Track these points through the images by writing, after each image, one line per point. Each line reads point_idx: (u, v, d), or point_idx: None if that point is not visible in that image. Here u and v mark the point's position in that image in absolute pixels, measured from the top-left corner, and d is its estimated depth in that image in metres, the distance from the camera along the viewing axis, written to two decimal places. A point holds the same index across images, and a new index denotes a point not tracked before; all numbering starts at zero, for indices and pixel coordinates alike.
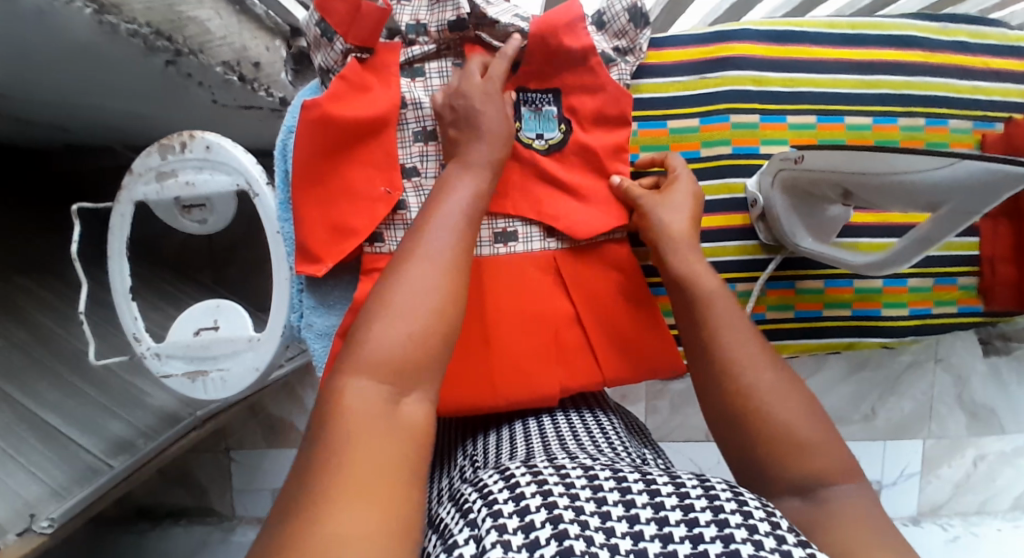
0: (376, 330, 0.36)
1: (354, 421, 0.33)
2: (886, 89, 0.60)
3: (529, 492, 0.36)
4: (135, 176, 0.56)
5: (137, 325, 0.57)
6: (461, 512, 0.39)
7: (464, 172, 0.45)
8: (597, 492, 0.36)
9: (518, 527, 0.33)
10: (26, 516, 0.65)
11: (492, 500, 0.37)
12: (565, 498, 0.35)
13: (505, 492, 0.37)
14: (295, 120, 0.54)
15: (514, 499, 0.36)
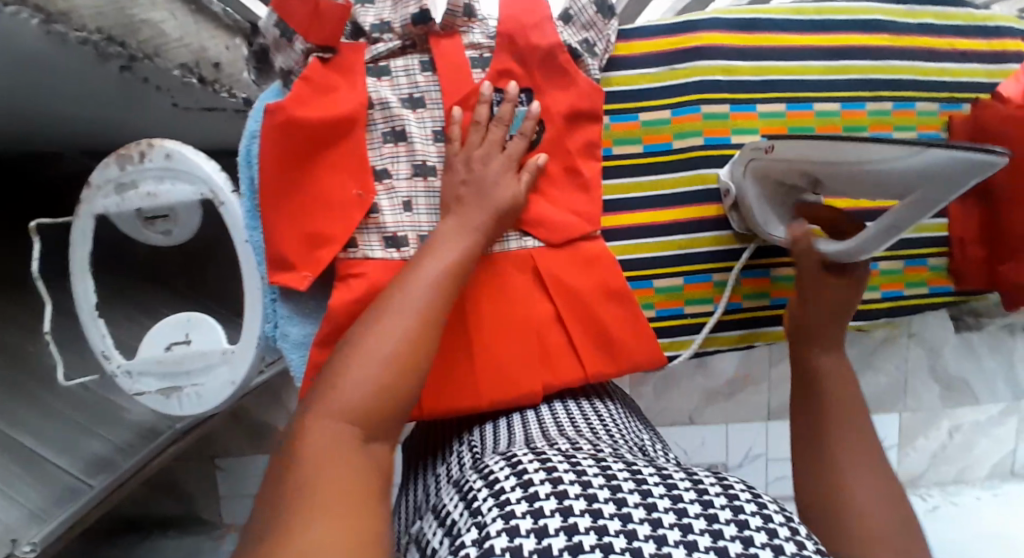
0: (354, 369, 0.39)
1: (331, 452, 0.36)
2: (854, 75, 0.61)
3: (537, 481, 0.39)
4: (94, 189, 0.54)
5: (106, 343, 0.56)
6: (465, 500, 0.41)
7: (450, 217, 0.47)
8: (610, 482, 0.38)
9: (525, 513, 0.35)
10: (6, 541, 0.62)
11: (501, 490, 0.39)
12: (573, 487, 0.38)
13: (513, 481, 0.39)
14: (257, 124, 0.52)
15: (523, 487, 0.38)
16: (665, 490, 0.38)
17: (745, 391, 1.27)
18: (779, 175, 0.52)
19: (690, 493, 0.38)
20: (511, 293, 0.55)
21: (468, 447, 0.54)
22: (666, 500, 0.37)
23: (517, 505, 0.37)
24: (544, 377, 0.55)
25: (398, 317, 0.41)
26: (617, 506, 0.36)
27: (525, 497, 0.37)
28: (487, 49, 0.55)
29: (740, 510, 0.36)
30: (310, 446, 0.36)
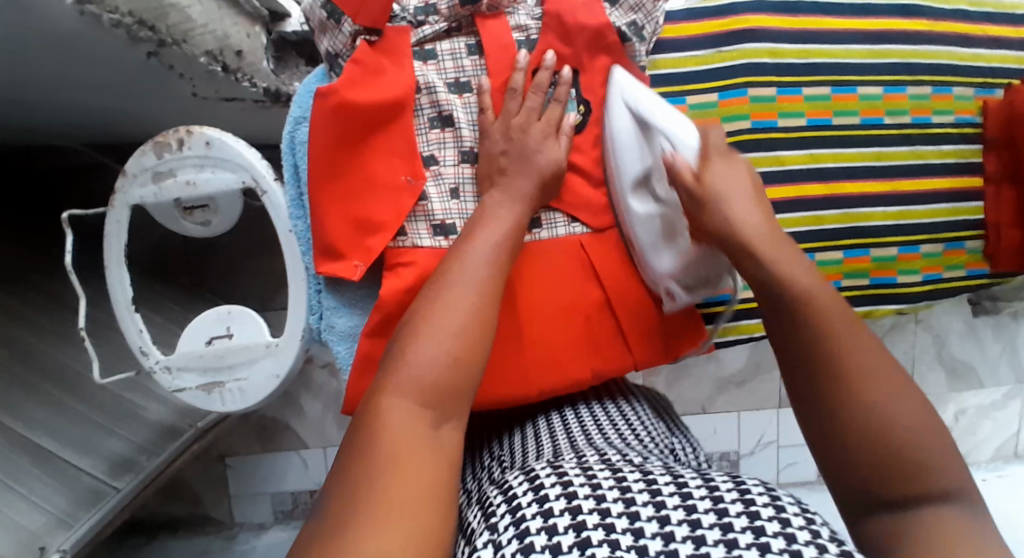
0: (421, 348, 0.37)
1: (390, 439, 0.33)
2: (895, 59, 0.60)
3: (553, 494, 0.37)
4: (129, 177, 0.52)
5: (143, 338, 0.54)
6: (484, 517, 0.40)
7: (504, 202, 0.46)
8: (626, 493, 0.37)
9: (540, 530, 0.34)
10: (34, 549, 0.59)
11: (517, 506, 0.38)
12: (590, 501, 0.36)
13: (529, 496, 0.38)
14: (303, 109, 0.50)
15: (539, 501, 0.37)
16: (680, 499, 0.36)
17: (756, 380, 1.28)
18: (662, 235, 0.52)
19: (707, 500, 0.35)
20: (558, 279, 0.54)
21: (497, 461, 0.52)
22: (680, 510, 0.34)
23: (534, 522, 0.35)
24: (592, 366, 0.54)
25: (458, 306, 0.39)
26: (629, 521, 0.34)
27: (540, 512, 0.36)
28: (534, 30, 0.53)
29: (756, 515, 0.33)
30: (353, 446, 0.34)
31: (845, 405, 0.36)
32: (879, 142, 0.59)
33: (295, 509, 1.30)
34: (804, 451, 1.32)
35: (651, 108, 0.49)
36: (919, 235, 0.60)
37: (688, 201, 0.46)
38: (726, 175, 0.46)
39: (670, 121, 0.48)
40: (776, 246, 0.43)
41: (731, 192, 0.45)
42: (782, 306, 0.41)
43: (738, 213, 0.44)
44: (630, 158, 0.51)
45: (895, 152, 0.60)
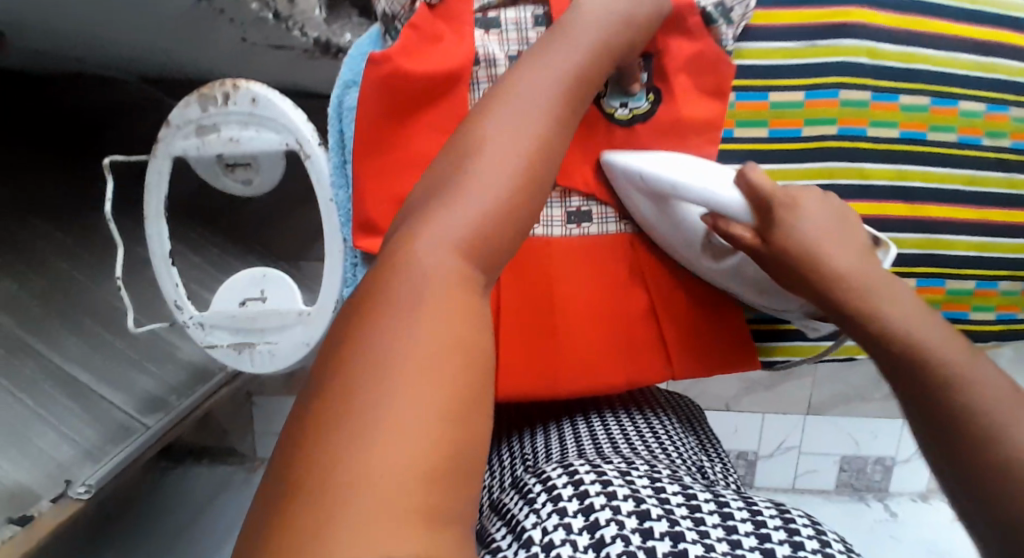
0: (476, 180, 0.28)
1: (432, 290, 0.25)
2: (1000, 75, 0.53)
3: (594, 490, 0.38)
4: (173, 128, 0.50)
5: (178, 293, 0.53)
6: (522, 498, 0.41)
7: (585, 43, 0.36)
8: (669, 513, 0.37)
9: (581, 528, 0.35)
10: (60, 482, 0.62)
11: (554, 490, 0.39)
12: (630, 506, 0.37)
13: (569, 488, 0.39)
14: (354, 73, 0.47)
15: (579, 496, 0.38)
16: (721, 518, 0.37)
17: (786, 383, 1.24)
18: (756, 284, 0.47)
19: (753, 537, 0.35)
20: (606, 275, 0.52)
21: (521, 457, 0.52)
22: (724, 544, 0.35)
23: (575, 516, 0.36)
24: (628, 370, 0.53)
25: (483, 190, 0.28)
26: (672, 542, 0.34)
27: (580, 508, 0.37)
28: None
29: (799, 546, 0.34)
30: (345, 373, 0.23)
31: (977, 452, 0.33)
32: (973, 165, 0.53)
33: None
34: (824, 460, 1.30)
35: (670, 172, 0.41)
36: (1002, 270, 0.55)
37: (767, 264, 0.40)
38: (815, 211, 0.39)
39: (702, 184, 0.40)
40: (882, 285, 0.37)
41: (820, 224, 0.39)
42: (894, 357, 0.36)
43: (840, 256, 0.38)
44: (677, 225, 0.45)
45: (989, 178, 0.54)
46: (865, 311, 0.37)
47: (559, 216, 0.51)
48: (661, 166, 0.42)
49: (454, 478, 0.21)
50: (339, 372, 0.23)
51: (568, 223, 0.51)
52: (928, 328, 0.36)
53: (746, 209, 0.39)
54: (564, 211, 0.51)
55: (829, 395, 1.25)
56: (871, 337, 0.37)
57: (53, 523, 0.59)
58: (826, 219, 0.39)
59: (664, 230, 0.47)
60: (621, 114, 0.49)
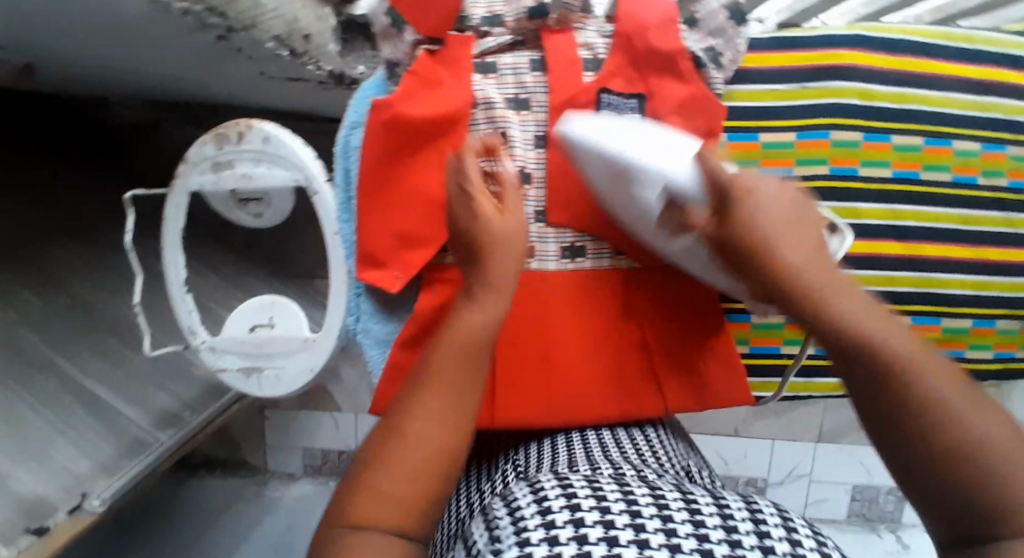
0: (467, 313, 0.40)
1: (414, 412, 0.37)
2: (999, 114, 0.53)
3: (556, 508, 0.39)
4: (190, 165, 0.54)
5: (192, 318, 0.56)
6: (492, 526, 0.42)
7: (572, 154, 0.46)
8: (634, 515, 0.39)
9: (541, 541, 0.37)
10: (77, 494, 0.65)
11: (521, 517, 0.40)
12: (593, 517, 0.38)
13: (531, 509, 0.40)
14: (359, 115, 0.50)
15: (540, 514, 0.39)
16: (692, 525, 0.38)
17: (797, 409, 1.23)
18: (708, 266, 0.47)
19: (721, 530, 0.38)
20: (597, 305, 0.53)
21: (512, 463, 0.54)
22: (693, 539, 0.37)
23: (535, 532, 0.38)
24: (623, 403, 0.54)
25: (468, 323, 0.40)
26: (638, 547, 0.36)
27: (541, 523, 0.38)
28: (602, 50, 0.51)
29: (770, 545, 0.37)
30: (369, 459, 0.36)
31: (941, 448, 0.31)
32: (968, 204, 0.54)
33: (324, 465, 1.42)
34: (835, 489, 1.28)
35: (632, 151, 0.40)
36: (999, 309, 0.55)
37: (725, 239, 0.38)
38: (770, 190, 0.38)
39: (658, 158, 0.39)
40: (833, 276, 0.36)
41: (775, 215, 0.37)
42: (843, 349, 0.34)
43: (784, 241, 0.37)
44: (637, 205, 0.44)
45: (984, 217, 0.54)
46: (807, 297, 0.35)
47: (553, 250, 0.53)
48: (619, 145, 0.41)
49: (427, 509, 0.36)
50: (364, 466, 0.36)
51: (563, 258, 0.53)
52: (880, 320, 0.34)
53: (700, 185, 0.39)
54: (559, 247, 0.53)
55: (841, 422, 1.23)
56: (815, 319, 0.35)
57: (66, 534, 0.62)
58: (787, 209, 0.38)
59: (627, 203, 0.45)
60: None
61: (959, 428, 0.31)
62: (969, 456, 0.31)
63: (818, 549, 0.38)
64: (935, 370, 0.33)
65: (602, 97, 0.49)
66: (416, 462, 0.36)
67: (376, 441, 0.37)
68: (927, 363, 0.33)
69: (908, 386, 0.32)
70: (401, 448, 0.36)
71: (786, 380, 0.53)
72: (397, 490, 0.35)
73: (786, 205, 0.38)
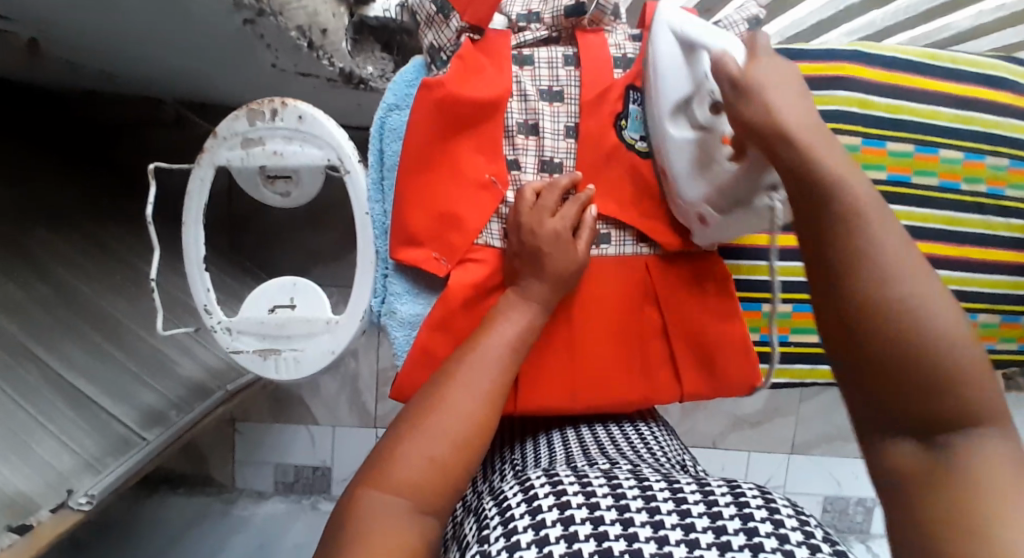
0: (514, 311, 0.46)
1: (450, 389, 0.42)
2: (978, 127, 0.60)
3: (545, 505, 0.39)
4: (219, 140, 0.53)
5: (208, 297, 0.55)
6: (479, 525, 0.42)
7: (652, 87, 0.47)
8: (621, 500, 0.39)
9: (530, 543, 0.36)
10: (61, 491, 0.60)
11: (510, 516, 0.39)
12: (582, 510, 0.38)
13: (522, 505, 0.40)
14: (396, 98, 0.52)
15: (530, 512, 0.39)
16: (679, 517, 0.38)
17: (772, 422, 1.28)
18: (700, 159, 0.46)
19: (701, 503, 0.39)
20: (614, 293, 0.55)
21: (510, 464, 0.55)
22: (674, 515, 0.38)
23: (524, 532, 0.37)
24: (637, 389, 0.55)
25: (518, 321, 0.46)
26: (627, 543, 0.36)
27: (530, 524, 0.38)
28: (630, 50, 0.54)
29: (754, 534, 0.36)
30: (404, 423, 0.42)
31: (891, 329, 0.33)
32: (952, 207, 0.60)
33: (296, 483, 1.36)
34: (810, 501, 1.32)
35: (705, 30, 0.42)
36: (980, 303, 0.62)
37: (727, 101, 0.40)
38: (771, 64, 0.39)
39: (717, 39, 0.41)
40: (822, 139, 0.37)
41: (772, 80, 0.38)
42: (815, 207, 0.36)
43: (783, 108, 0.37)
44: (680, 76, 0.45)
45: (967, 220, 0.60)
46: (805, 157, 0.36)
47: None
48: (692, 27, 0.43)
49: (445, 473, 0.40)
50: (402, 427, 0.41)
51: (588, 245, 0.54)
52: (864, 191, 0.36)
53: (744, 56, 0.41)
54: None
55: (813, 434, 1.29)
56: (802, 183, 0.36)
57: (49, 534, 0.57)
58: (784, 80, 0.39)
59: (664, 83, 0.46)
60: (641, 146, 0.53)
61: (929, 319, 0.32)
62: (923, 346, 0.32)
63: (803, 530, 0.37)
64: (899, 250, 0.34)
65: (630, 93, 0.52)
66: (451, 438, 0.40)
67: (407, 420, 0.41)
68: (905, 250, 0.34)
69: (882, 262, 0.34)
70: (439, 424, 0.41)
71: (780, 367, 0.57)
72: (431, 461, 0.39)
73: (782, 78, 0.39)
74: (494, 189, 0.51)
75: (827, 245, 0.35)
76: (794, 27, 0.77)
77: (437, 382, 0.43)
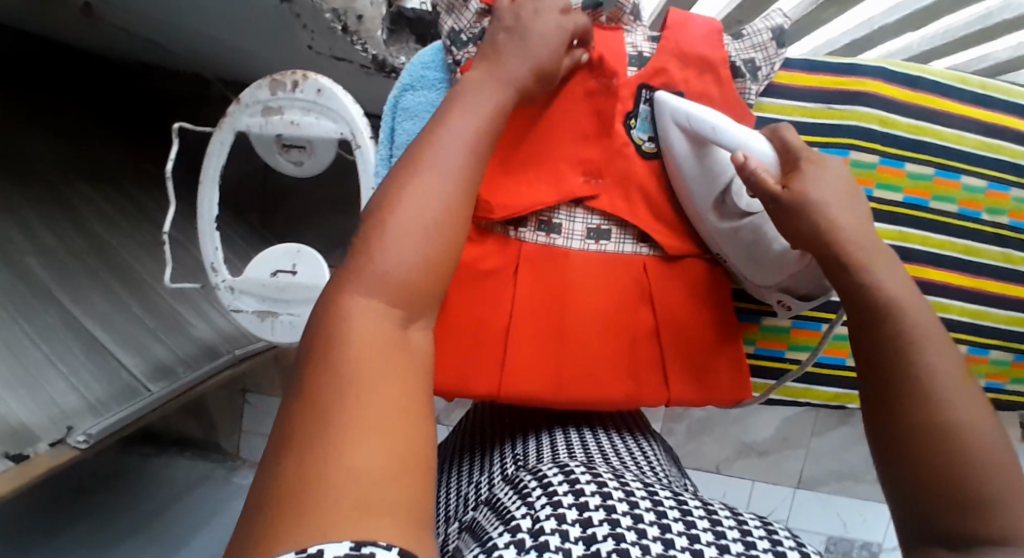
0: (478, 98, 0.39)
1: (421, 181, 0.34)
2: (1005, 156, 0.60)
3: (589, 489, 0.38)
4: (242, 106, 0.56)
5: (216, 255, 0.56)
6: (517, 492, 0.41)
7: (681, 178, 0.52)
8: (657, 507, 0.38)
9: (574, 521, 0.35)
10: (62, 428, 0.65)
11: (553, 491, 0.38)
12: (624, 504, 0.37)
13: (565, 485, 0.39)
14: (412, 78, 0.54)
15: (574, 493, 0.38)
16: (714, 536, 0.35)
17: (779, 453, 1.24)
18: (748, 249, 0.50)
19: (736, 531, 0.36)
20: (615, 288, 0.55)
21: (511, 458, 0.54)
22: (709, 534, 0.35)
23: (569, 510, 0.36)
24: (627, 387, 0.55)
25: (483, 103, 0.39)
26: (663, 546, 0.34)
27: (575, 503, 0.37)
28: (647, 50, 0.54)
29: None
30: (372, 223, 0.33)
31: (918, 421, 0.34)
32: (971, 235, 0.60)
33: None
34: (811, 538, 1.28)
35: (714, 118, 0.46)
36: (994, 340, 0.62)
37: (776, 214, 0.42)
38: (832, 172, 0.42)
39: (739, 133, 0.44)
40: (877, 256, 0.39)
41: (835, 197, 0.41)
42: (866, 310, 0.38)
43: (844, 219, 0.40)
44: (709, 171, 0.49)
45: (986, 250, 0.60)
46: (854, 269, 0.39)
47: (579, 231, 0.55)
48: (707, 116, 0.46)
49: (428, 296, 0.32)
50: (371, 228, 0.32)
51: (587, 239, 0.55)
52: (916, 305, 0.37)
53: (775, 161, 0.43)
54: (585, 228, 0.55)
55: (821, 471, 1.25)
56: (854, 294, 0.39)
57: (47, 465, 0.61)
58: (844, 194, 0.41)
59: (693, 181, 0.51)
60: (649, 147, 0.54)
61: (962, 431, 0.33)
62: (956, 452, 0.32)
63: None
64: (944, 368, 0.35)
65: (642, 91, 0.53)
66: (418, 259, 0.31)
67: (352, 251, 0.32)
68: (949, 372, 0.35)
69: (921, 374, 0.35)
70: (397, 230, 0.32)
71: (786, 381, 0.58)
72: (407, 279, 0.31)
73: (840, 194, 0.41)
74: (545, 167, 0.53)
75: (869, 349, 0.37)
76: (825, 46, 0.79)
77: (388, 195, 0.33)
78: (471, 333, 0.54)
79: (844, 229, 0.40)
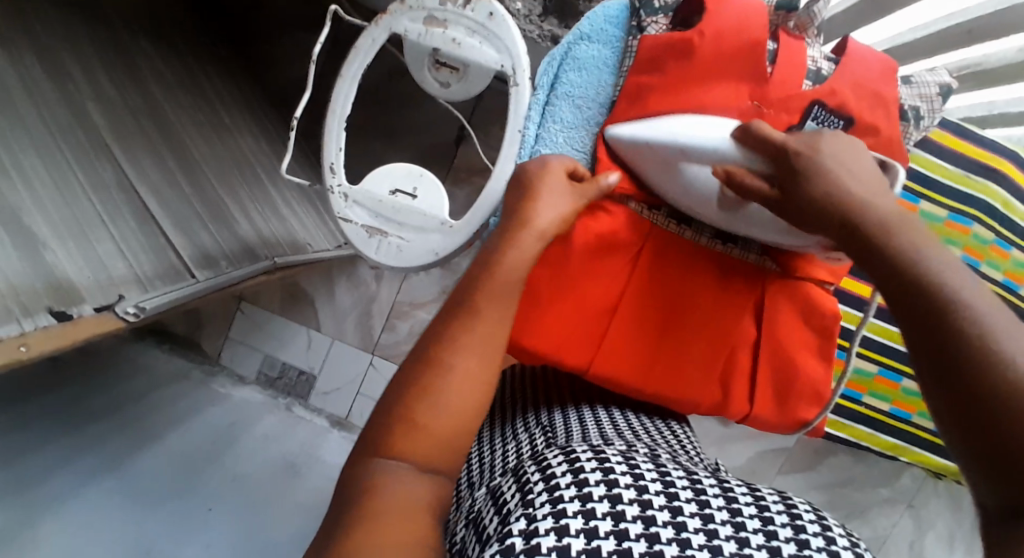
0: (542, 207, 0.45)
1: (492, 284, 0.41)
2: None
3: (591, 470, 0.34)
4: (405, 7, 0.52)
5: (338, 157, 0.54)
6: (517, 482, 0.38)
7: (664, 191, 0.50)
8: (669, 490, 0.34)
9: (576, 511, 0.31)
10: (112, 295, 0.59)
11: (552, 477, 0.34)
12: (631, 491, 0.33)
13: (564, 468, 0.35)
14: (591, 29, 0.55)
15: (575, 477, 0.34)
16: (733, 529, 0.32)
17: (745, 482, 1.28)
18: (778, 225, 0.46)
19: (756, 519, 0.33)
20: (700, 282, 0.54)
21: (534, 432, 0.53)
22: (728, 526, 0.32)
23: (569, 496, 0.32)
24: (697, 387, 0.55)
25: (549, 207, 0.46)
26: (676, 531, 0.31)
27: (577, 494, 0.32)
28: (825, 68, 0.54)
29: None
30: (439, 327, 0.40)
31: (975, 374, 0.28)
32: None
33: (279, 379, 1.35)
34: None
35: (669, 133, 0.46)
36: None
37: (781, 200, 0.41)
38: (831, 150, 0.41)
39: (690, 131, 0.46)
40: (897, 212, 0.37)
41: (841, 161, 0.40)
42: (891, 274, 0.34)
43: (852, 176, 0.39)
44: (685, 186, 0.47)
45: None
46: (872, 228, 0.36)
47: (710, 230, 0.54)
48: (668, 130, 0.47)
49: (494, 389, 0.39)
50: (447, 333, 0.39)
51: (715, 239, 0.54)
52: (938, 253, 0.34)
53: (744, 153, 0.44)
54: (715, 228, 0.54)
55: None
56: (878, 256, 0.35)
57: (89, 330, 0.55)
58: (854, 161, 0.41)
59: (677, 193, 0.49)
60: None
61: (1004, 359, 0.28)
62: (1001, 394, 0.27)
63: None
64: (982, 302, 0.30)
65: (814, 108, 0.50)
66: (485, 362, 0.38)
67: (425, 359, 0.38)
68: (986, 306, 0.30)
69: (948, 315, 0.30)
70: (465, 335, 0.39)
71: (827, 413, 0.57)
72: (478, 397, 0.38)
73: (846, 157, 0.41)
74: None
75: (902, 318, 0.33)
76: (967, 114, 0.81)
77: (456, 304, 0.40)
78: (570, 300, 0.53)
79: (846, 187, 0.39)
